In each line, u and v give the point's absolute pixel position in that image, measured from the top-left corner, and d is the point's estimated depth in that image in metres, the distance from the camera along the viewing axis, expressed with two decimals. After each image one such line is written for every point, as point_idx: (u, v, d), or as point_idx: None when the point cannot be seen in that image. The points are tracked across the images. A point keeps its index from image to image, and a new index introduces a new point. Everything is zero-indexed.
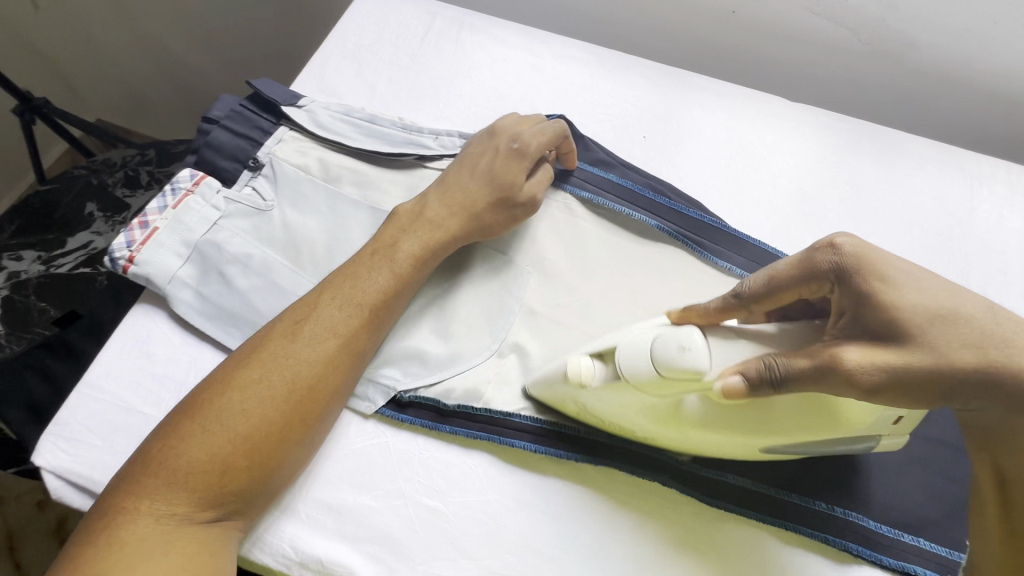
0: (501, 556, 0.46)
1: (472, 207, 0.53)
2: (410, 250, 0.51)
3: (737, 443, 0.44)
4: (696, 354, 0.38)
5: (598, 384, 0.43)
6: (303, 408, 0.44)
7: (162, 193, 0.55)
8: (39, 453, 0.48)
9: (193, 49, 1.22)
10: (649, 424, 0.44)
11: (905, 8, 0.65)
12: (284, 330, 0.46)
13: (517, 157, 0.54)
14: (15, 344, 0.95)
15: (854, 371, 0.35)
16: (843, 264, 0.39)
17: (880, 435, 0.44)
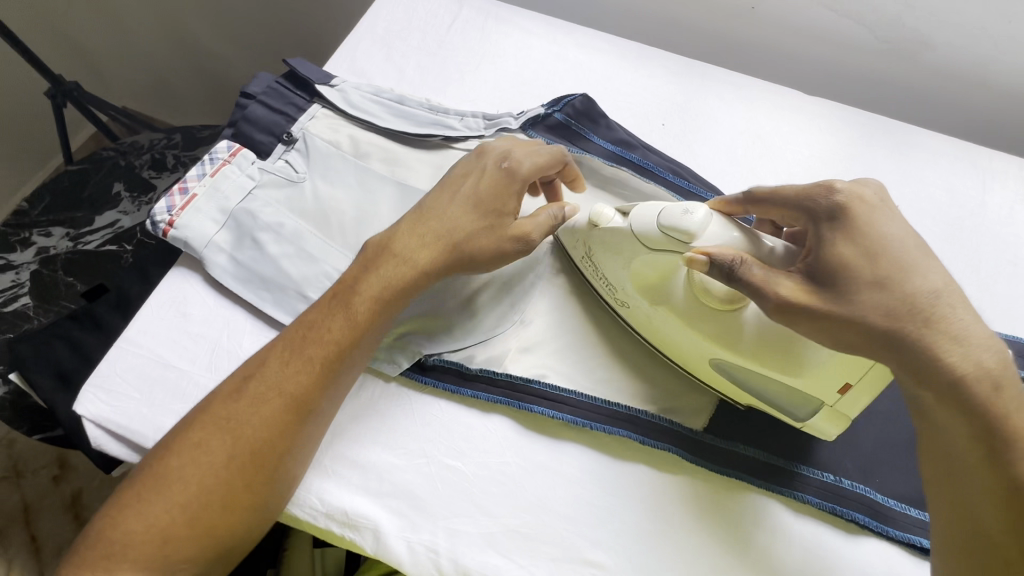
0: (518, 514, 0.48)
1: (451, 240, 0.49)
2: (371, 294, 0.48)
3: (692, 344, 0.48)
4: (694, 220, 0.43)
5: (610, 232, 0.49)
6: (253, 469, 0.43)
7: (201, 162, 0.58)
8: (80, 403, 0.50)
9: (222, 39, 1.26)
10: (632, 295, 0.51)
11: (921, 6, 0.66)
12: (231, 389, 0.45)
13: (504, 183, 0.50)
14: (43, 316, 1.01)
15: (779, 296, 0.40)
16: (835, 205, 0.42)
17: (822, 405, 0.45)
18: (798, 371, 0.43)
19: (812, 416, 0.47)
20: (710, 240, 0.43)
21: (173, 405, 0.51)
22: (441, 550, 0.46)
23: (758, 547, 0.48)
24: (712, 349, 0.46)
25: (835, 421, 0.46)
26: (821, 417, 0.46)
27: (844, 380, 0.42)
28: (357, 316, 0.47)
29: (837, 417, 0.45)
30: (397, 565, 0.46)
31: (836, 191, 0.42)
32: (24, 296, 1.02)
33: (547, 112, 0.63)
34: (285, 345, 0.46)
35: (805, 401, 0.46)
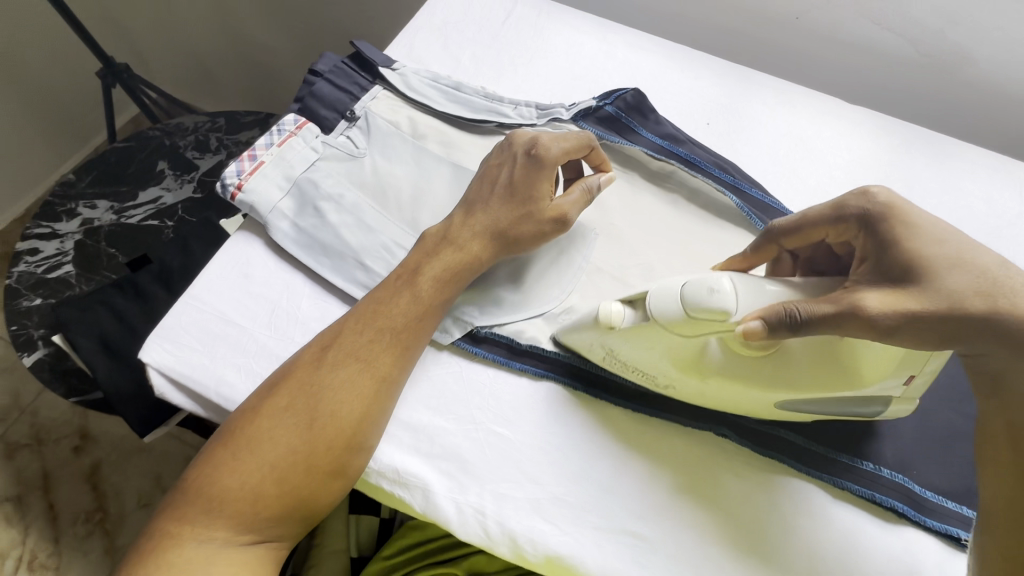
0: (564, 483, 0.49)
1: (500, 226, 0.53)
2: (435, 272, 0.52)
3: (753, 397, 0.47)
4: (725, 295, 0.41)
5: (629, 328, 0.46)
6: (335, 432, 0.45)
7: (269, 132, 0.60)
8: (145, 351, 0.52)
9: (269, 29, 1.31)
10: (675, 373, 0.47)
11: (964, 22, 0.68)
12: (311, 357, 0.48)
13: (536, 164, 0.53)
14: (85, 284, 1.05)
15: (873, 312, 0.39)
16: (879, 210, 0.45)
17: (891, 397, 0.48)
18: (863, 378, 0.44)
19: (887, 407, 0.49)
20: (750, 308, 0.42)
21: (234, 359, 0.53)
22: (487, 511, 0.47)
23: (796, 528, 0.49)
24: (774, 395, 0.45)
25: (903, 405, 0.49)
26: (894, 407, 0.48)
27: (909, 372, 0.46)
28: (424, 293, 0.51)
29: (906, 401, 0.49)
30: (444, 524, 0.48)
31: (875, 197, 0.46)
32: (68, 264, 1.06)
33: (599, 104, 0.65)
34: (359, 318, 0.50)
35: (871, 400, 0.48)
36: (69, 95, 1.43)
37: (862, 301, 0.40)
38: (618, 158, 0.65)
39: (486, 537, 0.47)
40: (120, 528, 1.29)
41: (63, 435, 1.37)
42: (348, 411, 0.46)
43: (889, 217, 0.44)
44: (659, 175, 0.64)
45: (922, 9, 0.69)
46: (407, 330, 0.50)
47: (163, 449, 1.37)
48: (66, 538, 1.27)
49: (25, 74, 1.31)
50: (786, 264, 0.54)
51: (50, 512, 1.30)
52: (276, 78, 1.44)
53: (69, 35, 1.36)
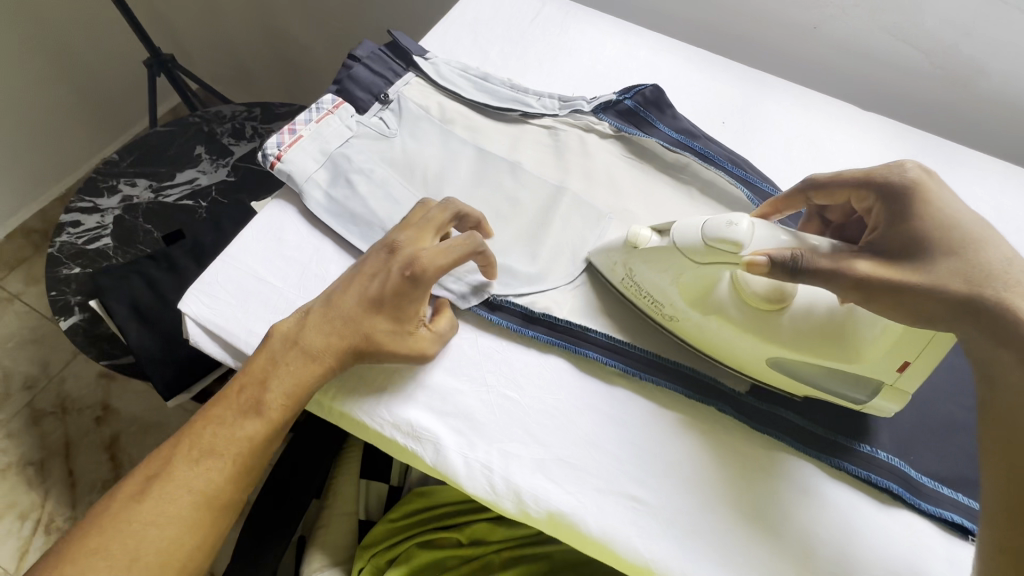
0: (568, 446, 0.51)
1: (363, 347, 0.51)
2: (282, 391, 0.50)
3: (748, 349, 0.52)
4: (740, 229, 0.47)
5: (652, 250, 0.53)
6: (189, 534, 0.45)
7: (309, 109, 0.65)
8: (184, 303, 0.56)
9: (308, 27, 1.37)
10: (680, 307, 0.53)
11: (978, 35, 0.71)
12: (136, 488, 0.46)
13: (410, 287, 0.51)
14: (121, 256, 1.10)
15: (861, 274, 0.44)
16: (905, 185, 0.47)
17: (882, 385, 0.49)
18: (858, 354, 0.47)
19: (875, 397, 0.50)
20: (759, 245, 0.47)
21: (264, 314, 0.56)
22: (494, 468, 0.50)
23: (793, 503, 0.50)
24: (769, 349, 0.50)
25: (895, 398, 0.49)
26: (882, 396, 0.49)
27: (902, 356, 0.47)
28: (294, 385, 0.50)
29: (898, 394, 0.49)
30: (452, 477, 0.50)
31: (906, 171, 0.48)
32: (106, 237, 1.11)
33: (618, 98, 0.68)
34: (225, 409, 0.49)
35: (862, 382, 0.50)
36: (116, 83, 1.52)
37: (853, 266, 0.44)
38: (635, 150, 0.68)
39: (492, 492, 0.49)
40: None
41: (86, 406, 1.42)
42: (206, 510, 0.46)
43: (911, 192, 0.47)
44: (673, 167, 0.67)
45: (937, 21, 0.72)
46: (278, 428, 0.50)
47: (181, 424, 1.41)
48: (83, 504, 1.31)
49: (76, 60, 1.40)
50: (814, 224, 0.58)
51: (68, 478, 1.34)
52: (310, 74, 1.51)
53: (120, 26, 1.44)
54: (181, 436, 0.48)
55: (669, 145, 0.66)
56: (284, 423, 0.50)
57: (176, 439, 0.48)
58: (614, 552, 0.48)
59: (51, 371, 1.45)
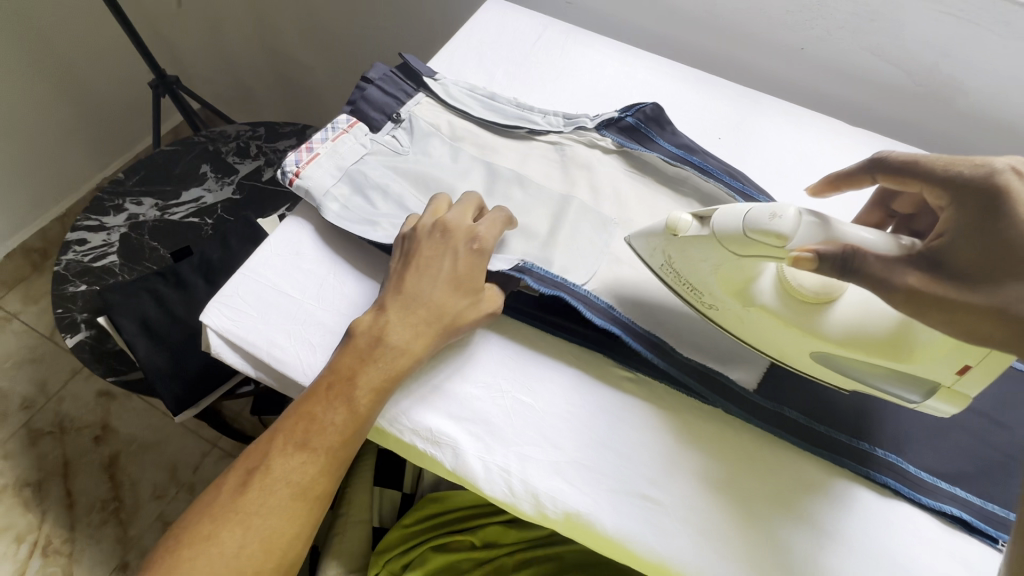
0: (582, 449, 0.53)
1: (439, 323, 0.55)
2: (372, 382, 0.52)
3: (792, 341, 0.53)
4: (785, 221, 0.47)
5: (694, 238, 0.53)
6: (290, 524, 0.49)
7: (325, 128, 0.67)
8: (206, 315, 0.58)
9: (311, 49, 1.41)
10: (720, 296, 0.54)
11: (955, 56, 0.75)
12: (240, 479, 0.50)
13: (479, 259, 0.57)
14: (127, 273, 1.11)
15: (909, 285, 0.43)
16: (991, 188, 0.44)
17: (938, 388, 0.49)
18: (909, 358, 0.47)
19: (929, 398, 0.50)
20: (806, 239, 0.46)
21: (284, 325, 0.58)
22: (510, 471, 0.51)
23: (795, 499, 0.52)
24: (814, 344, 0.51)
25: (954, 400, 0.49)
26: (938, 397, 0.49)
27: (962, 361, 0.45)
28: (382, 379, 0.52)
29: (958, 396, 0.48)
30: (472, 481, 0.52)
31: (994, 172, 0.45)
32: (112, 254, 1.13)
33: (620, 116, 0.71)
34: (315, 408, 0.51)
35: (918, 383, 0.50)
36: (118, 104, 1.55)
37: (901, 277, 0.44)
38: (637, 164, 0.71)
39: (511, 494, 0.51)
40: (134, 518, 1.31)
41: (85, 425, 1.41)
42: (302, 502, 0.50)
43: (994, 197, 0.44)
44: (674, 180, 0.70)
45: (917, 42, 0.76)
46: (363, 424, 0.52)
47: (181, 442, 1.40)
48: (82, 525, 1.30)
49: (80, 82, 1.43)
50: (879, 213, 0.61)
51: (67, 498, 1.32)
52: (313, 94, 1.54)
53: (126, 49, 1.48)
54: (276, 432, 0.51)
55: (669, 159, 0.69)
56: (369, 420, 0.52)
57: (271, 436, 0.52)
58: (631, 550, 0.49)
59: (48, 391, 1.44)
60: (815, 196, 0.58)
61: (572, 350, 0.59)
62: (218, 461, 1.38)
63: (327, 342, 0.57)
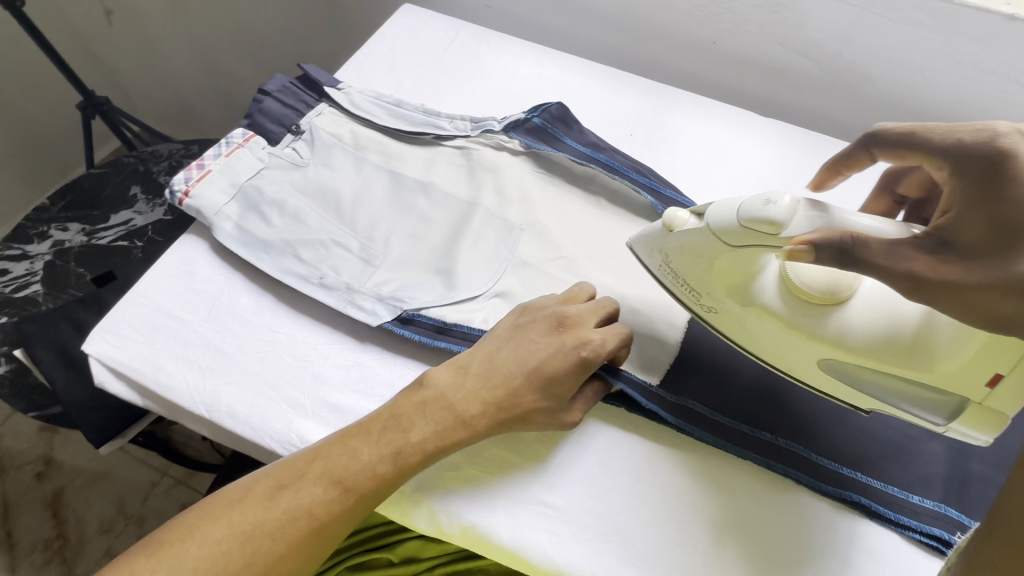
0: (480, 457, 0.53)
1: (512, 415, 0.50)
2: (426, 439, 0.49)
3: (799, 346, 0.50)
4: (780, 208, 0.44)
5: (687, 234, 0.51)
6: (292, 557, 0.45)
7: (218, 144, 0.66)
8: (89, 343, 0.56)
9: (245, 62, 1.39)
10: (720, 297, 0.52)
11: (857, 43, 0.76)
12: (266, 489, 0.47)
13: (581, 368, 0.51)
14: (51, 302, 1.07)
15: (911, 271, 0.38)
16: (994, 153, 0.39)
17: (966, 403, 0.44)
18: (931, 363, 0.43)
19: (957, 418, 0.45)
20: (800, 229, 0.44)
21: (172, 349, 0.56)
22: (406, 486, 0.52)
23: (694, 495, 0.52)
24: (818, 348, 0.49)
25: (984, 420, 0.44)
26: (962, 417, 0.45)
27: (993, 369, 0.41)
28: (437, 438, 0.49)
29: (988, 416, 0.44)
30: None
31: (998, 135, 0.40)
32: (36, 283, 1.09)
33: (527, 117, 0.71)
34: (361, 444, 0.48)
35: (940, 401, 0.46)
36: (51, 132, 1.50)
37: (904, 262, 0.38)
38: (545, 165, 0.71)
39: (409, 506, 0.51)
40: (79, 555, 1.25)
41: (27, 462, 1.35)
42: (311, 538, 0.46)
43: (1002, 164, 0.39)
44: (583, 179, 0.70)
45: (820, 31, 0.77)
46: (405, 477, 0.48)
47: (128, 474, 1.34)
48: (24, 566, 1.24)
49: (8, 110, 1.38)
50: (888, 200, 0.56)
51: (8, 540, 1.27)
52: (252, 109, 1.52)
53: (53, 74, 1.43)
54: (317, 453, 0.48)
55: (575, 158, 0.69)
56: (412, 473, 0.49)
57: (308, 454, 0.48)
58: (526, 560, 0.49)
59: None
60: (820, 187, 0.55)
61: None
62: (169, 490, 1.32)
63: (216, 364, 0.55)
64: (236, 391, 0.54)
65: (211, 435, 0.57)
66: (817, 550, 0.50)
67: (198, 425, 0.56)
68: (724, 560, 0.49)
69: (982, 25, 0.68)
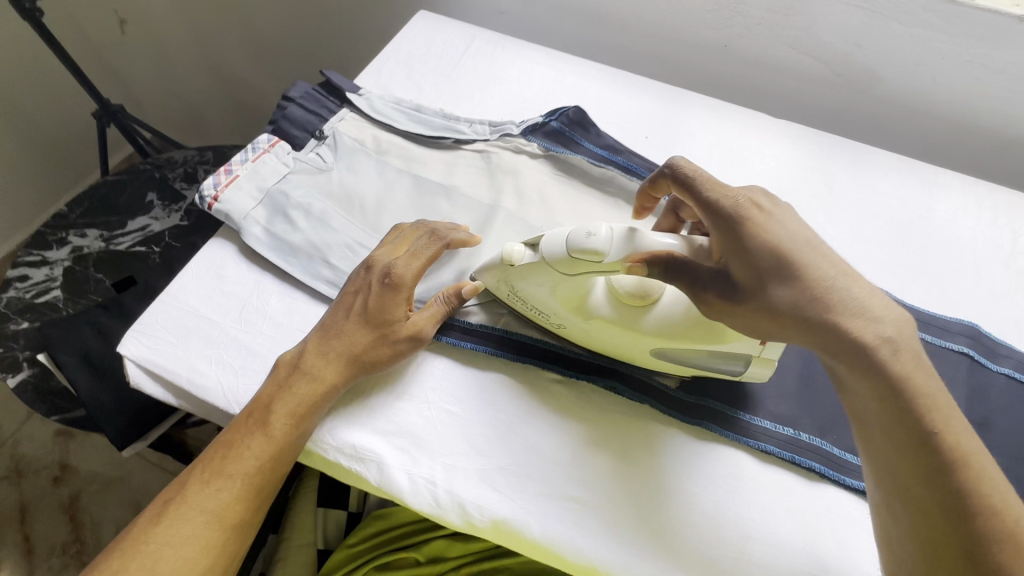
0: (509, 454, 0.53)
1: (356, 352, 0.53)
2: (288, 408, 0.51)
3: (630, 343, 0.53)
4: (600, 239, 0.47)
5: (526, 267, 0.52)
6: (202, 555, 0.46)
7: (244, 150, 0.67)
8: (123, 346, 0.57)
9: (257, 70, 1.41)
10: (565, 315, 0.54)
11: (868, 46, 0.77)
12: (153, 513, 0.48)
13: (390, 292, 0.53)
14: (71, 307, 1.08)
15: (707, 299, 0.47)
16: (732, 214, 0.46)
17: (750, 356, 0.53)
18: (725, 338, 0.50)
19: (748, 366, 0.54)
20: (624, 253, 0.47)
21: (205, 349, 0.57)
22: (437, 482, 0.51)
23: (587, 446, 0.54)
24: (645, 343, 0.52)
25: (766, 365, 0.53)
26: (755, 364, 0.54)
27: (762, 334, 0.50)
28: (298, 404, 0.51)
29: (766, 361, 0.53)
30: (397, 495, 0.51)
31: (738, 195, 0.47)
32: (55, 289, 1.10)
33: (544, 121, 0.73)
34: (237, 435, 0.50)
35: (735, 356, 0.53)
36: (66, 139, 1.52)
37: (700, 295, 0.47)
38: (563, 168, 0.72)
39: (327, 455, 0.53)
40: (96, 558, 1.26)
41: (43, 466, 1.36)
42: (217, 531, 0.47)
43: (739, 221, 0.46)
44: (600, 181, 0.71)
45: (832, 34, 0.78)
46: (284, 451, 0.50)
47: (143, 478, 1.35)
48: (41, 570, 1.25)
49: (24, 118, 1.40)
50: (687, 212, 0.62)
51: (25, 544, 1.28)
52: (263, 115, 1.54)
53: (68, 82, 1.45)
54: (197, 463, 0.50)
55: (594, 160, 0.70)
56: (291, 447, 0.50)
57: (195, 465, 0.50)
58: (559, 554, 0.49)
59: (4, 434, 1.40)
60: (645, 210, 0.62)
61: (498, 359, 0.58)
62: None
63: (249, 365, 0.57)
64: None
65: None
66: (713, 481, 0.53)
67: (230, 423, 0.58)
68: (636, 509, 0.51)
69: (992, 27, 0.69)
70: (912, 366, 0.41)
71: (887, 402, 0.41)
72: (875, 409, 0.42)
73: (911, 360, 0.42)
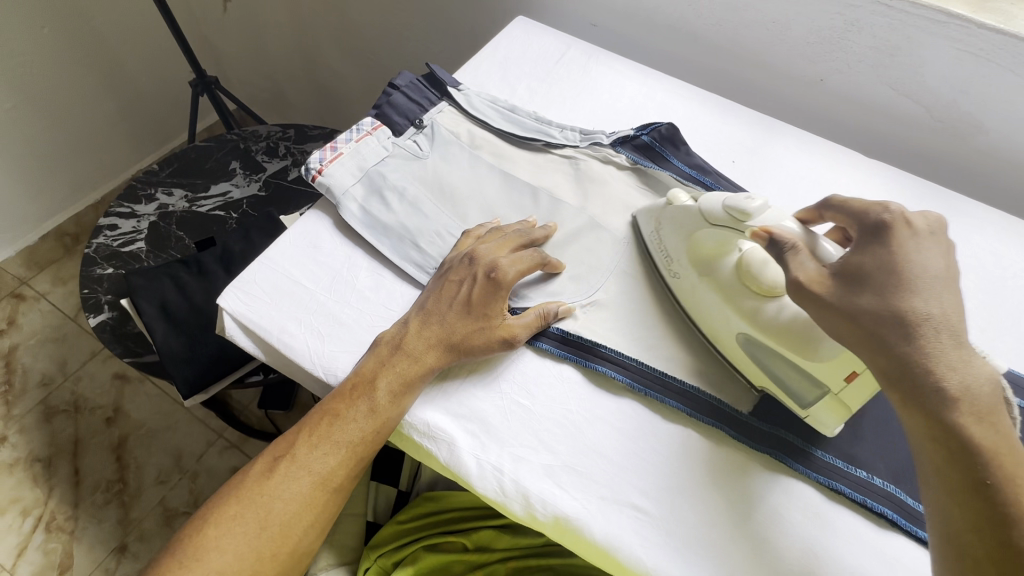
0: (578, 455, 0.54)
1: (453, 342, 0.56)
2: (392, 384, 0.53)
3: (724, 320, 0.57)
4: (753, 203, 0.53)
5: (682, 210, 0.61)
6: (306, 510, 0.51)
7: (349, 130, 0.70)
8: (223, 297, 0.61)
9: (344, 58, 1.46)
10: (685, 266, 0.60)
11: (976, 94, 0.75)
12: (264, 468, 0.52)
13: (492, 287, 0.57)
14: (152, 259, 1.15)
15: (797, 278, 0.49)
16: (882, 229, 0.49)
17: (826, 393, 0.51)
18: (812, 355, 0.51)
19: (816, 405, 0.53)
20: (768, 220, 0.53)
21: (295, 312, 0.60)
22: (508, 472, 0.52)
23: (657, 458, 0.54)
24: (739, 324, 0.55)
25: (838, 412, 0.52)
26: (825, 406, 0.52)
27: (851, 367, 0.49)
28: (401, 382, 0.54)
29: (840, 408, 0.51)
30: (465, 478, 0.52)
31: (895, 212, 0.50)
32: (140, 241, 1.17)
33: (636, 133, 0.72)
34: (340, 404, 0.53)
35: (810, 387, 0.53)
36: (161, 102, 1.62)
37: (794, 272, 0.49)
38: (648, 182, 0.72)
39: (402, 429, 0.55)
40: (135, 500, 1.31)
41: (98, 406, 1.41)
42: (319, 492, 0.52)
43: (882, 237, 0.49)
44: None
45: (938, 80, 0.76)
46: (384, 425, 0.53)
47: (187, 430, 1.40)
48: (85, 504, 1.30)
49: (128, 80, 1.50)
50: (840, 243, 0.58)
51: (73, 476, 1.33)
52: (343, 101, 1.59)
53: (172, 51, 1.56)
54: (304, 425, 0.54)
55: (682, 179, 0.69)
56: (391, 421, 0.53)
57: (300, 427, 0.54)
58: (618, 559, 0.49)
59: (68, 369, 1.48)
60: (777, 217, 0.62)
61: (567, 364, 0.59)
62: (223, 451, 1.38)
63: (336, 332, 0.59)
64: (352, 359, 0.58)
65: (321, 393, 0.62)
66: (784, 514, 0.51)
67: (311, 383, 0.61)
68: (703, 525, 0.51)
69: None
70: (976, 415, 0.41)
71: (946, 441, 0.41)
72: (929, 450, 0.43)
73: (977, 411, 0.41)
